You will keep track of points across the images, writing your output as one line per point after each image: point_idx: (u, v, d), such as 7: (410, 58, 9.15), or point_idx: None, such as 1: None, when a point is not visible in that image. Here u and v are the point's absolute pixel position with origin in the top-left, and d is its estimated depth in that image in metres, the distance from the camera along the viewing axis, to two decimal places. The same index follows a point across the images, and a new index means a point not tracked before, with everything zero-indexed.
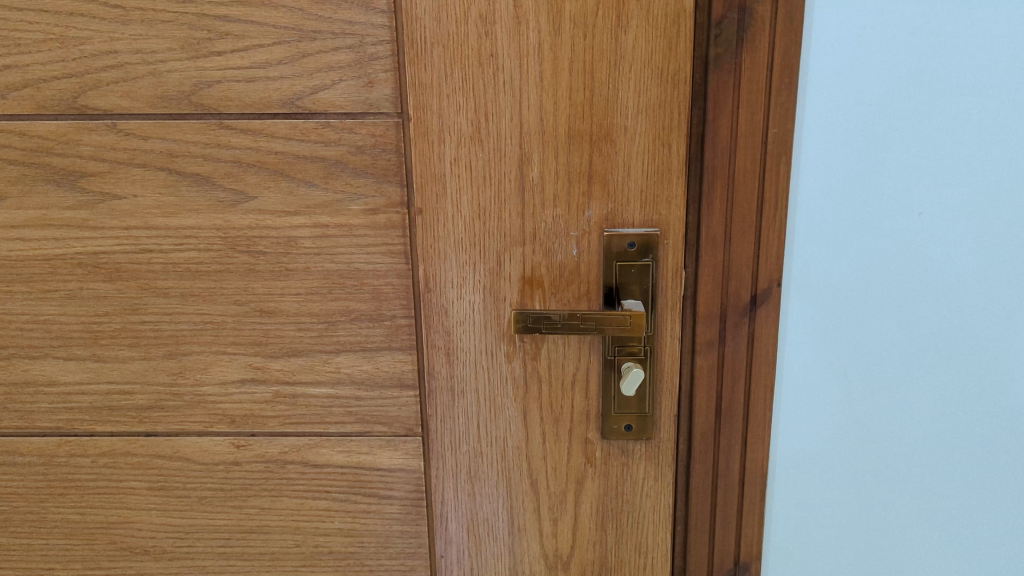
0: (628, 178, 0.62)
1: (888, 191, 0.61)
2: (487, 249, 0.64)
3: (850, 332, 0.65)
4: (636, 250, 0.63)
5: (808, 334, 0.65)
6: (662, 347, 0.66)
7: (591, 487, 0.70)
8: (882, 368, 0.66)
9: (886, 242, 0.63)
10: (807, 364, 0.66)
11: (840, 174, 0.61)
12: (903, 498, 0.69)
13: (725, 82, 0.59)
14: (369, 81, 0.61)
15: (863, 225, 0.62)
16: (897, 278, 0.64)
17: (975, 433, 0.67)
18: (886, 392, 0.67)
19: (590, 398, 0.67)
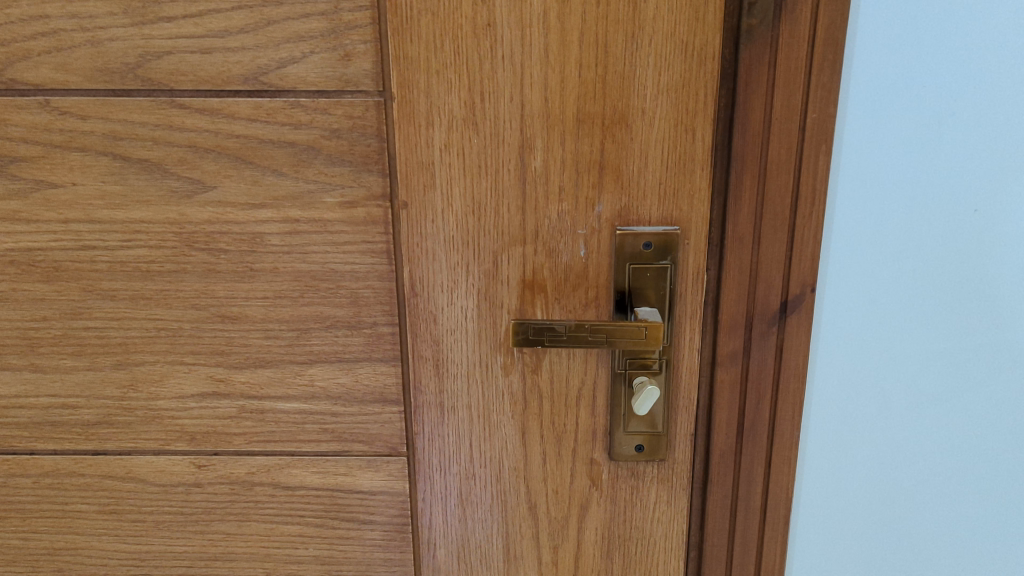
0: (644, 168, 0.53)
1: (939, 189, 0.54)
2: (481, 248, 0.56)
3: (889, 342, 0.58)
4: (653, 251, 0.55)
5: (841, 346, 0.58)
6: (680, 359, 0.58)
7: (596, 511, 0.62)
8: (924, 380, 0.59)
9: (933, 246, 0.56)
10: (839, 379, 0.59)
11: (884, 168, 0.54)
12: (942, 527, 0.63)
13: (760, 58, 0.51)
14: (344, 54, 0.52)
15: (907, 227, 0.55)
16: (945, 286, 0.57)
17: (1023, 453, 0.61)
18: (925, 411, 0.60)
19: (597, 415, 0.60)
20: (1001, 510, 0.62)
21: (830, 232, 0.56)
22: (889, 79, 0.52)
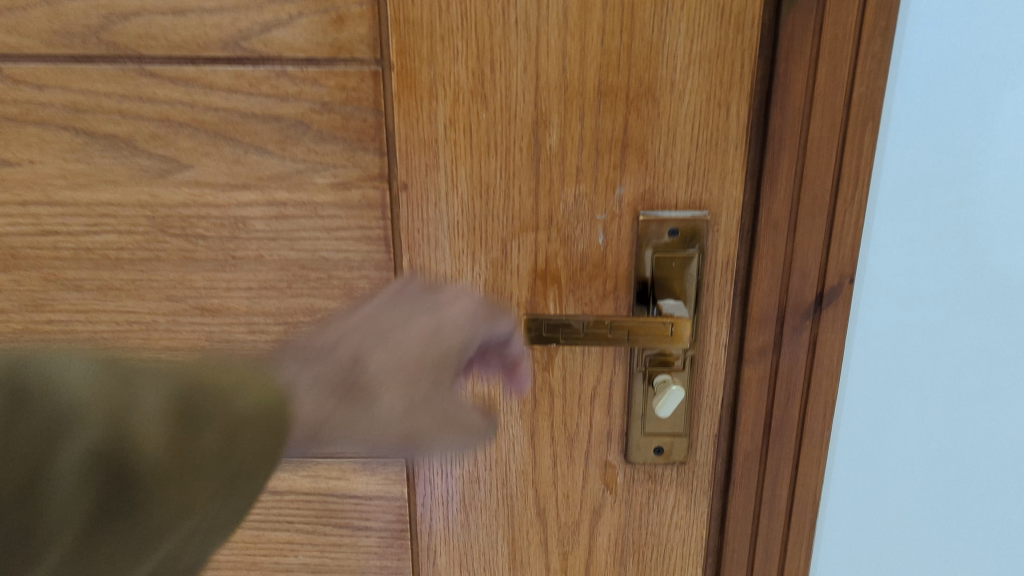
0: (672, 147, 0.48)
1: (993, 177, 0.50)
2: (489, 235, 0.50)
3: (931, 336, 0.54)
4: (679, 239, 0.50)
5: (879, 346, 0.54)
6: (704, 355, 0.53)
7: (609, 516, 0.58)
8: (965, 378, 0.55)
9: (983, 236, 0.51)
10: (875, 381, 0.55)
11: (934, 156, 0.49)
12: (979, 537, 0.59)
13: (804, 23, 0.45)
14: (337, 17, 0.46)
15: (955, 220, 0.51)
16: (994, 278, 0.52)
17: None
18: (966, 416, 0.56)
19: (613, 416, 0.55)
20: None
21: (872, 225, 0.51)
22: (944, 57, 0.47)
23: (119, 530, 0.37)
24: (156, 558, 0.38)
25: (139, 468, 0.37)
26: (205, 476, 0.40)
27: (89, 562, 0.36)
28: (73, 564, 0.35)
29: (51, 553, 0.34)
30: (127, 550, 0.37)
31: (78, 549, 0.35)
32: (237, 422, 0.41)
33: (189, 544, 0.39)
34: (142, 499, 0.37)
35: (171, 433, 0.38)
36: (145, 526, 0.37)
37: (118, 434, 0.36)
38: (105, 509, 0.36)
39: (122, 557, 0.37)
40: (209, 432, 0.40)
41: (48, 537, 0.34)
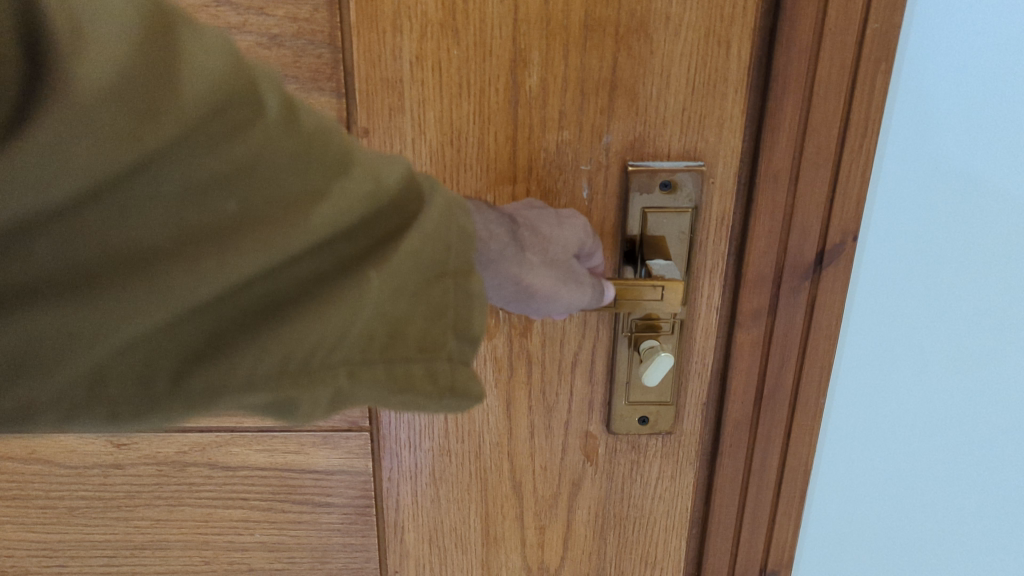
0: (665, 90, 0.43)
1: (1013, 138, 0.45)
2: (460, 186, 0.45)
3: (933, 296, 0.50)
4: (671, 193, 0.45)
5: (880, 312, 0.50)
6: (694, 319, 0.49)
7: (589, 488, 0.54)
8: (969, 342, 0.51)
9: (998, 189, 0.47)
10: (873, 349, 0.52)
11: (953, 111, 0.45)
12: (964, 513, 0.57)
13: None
14: None
15: (970, 183, 0.46)
16: (1007, 238, 0.48)
17: None
18: (966, 389, 0.53)
19: (595, 383, 0.51)
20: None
21: (881, 184, 0.47)
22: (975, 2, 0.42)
23: (370, 361, 0.30)
24: (390, 399, 0.31)
25: (380, 285, 0.30)
26: (439, 328, 0.32)
27: (334, 381, 0.29)
28: (299, 381, 0.28)
29: (320, 333, 0.28)
30: (372, 375, 0.30)
31: (299, 363, 0.28)
32: (464, 255, 0.32)
33: (447, 374, 0.32)
34: (384, 306, 0.30)
35: (421, 265, 0.31)
36: (391, 356, 0.31)
37: (378, 209, 0.30)
38: (375, 337, 0.30)
39: (356, 403, 0.30)
40: (449, 276, 0.32)
41: (310, 342, 0.28)
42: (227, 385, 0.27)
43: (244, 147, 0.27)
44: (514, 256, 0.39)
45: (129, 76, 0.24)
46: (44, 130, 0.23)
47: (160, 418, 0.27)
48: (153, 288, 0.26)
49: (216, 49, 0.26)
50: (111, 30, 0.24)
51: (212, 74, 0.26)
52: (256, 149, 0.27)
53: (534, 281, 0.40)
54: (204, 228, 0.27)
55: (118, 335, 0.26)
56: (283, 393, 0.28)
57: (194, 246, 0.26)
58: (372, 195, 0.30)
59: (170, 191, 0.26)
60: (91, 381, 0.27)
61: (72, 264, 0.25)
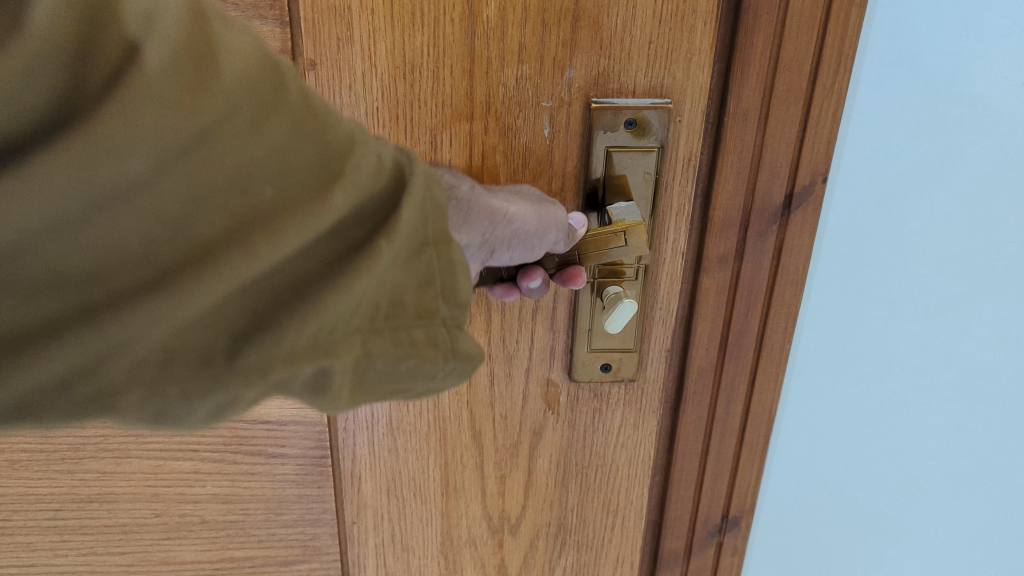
0: (632, 22, 0.41)
1: (1004, 79, 0.43)
2: (414, 123, 0.43)
3: (903, 243, 0.49)
4: (637, 131, 0.43)
5: (850, 254, 0.50)
6: (659, 264, 0.48)
7: (551, 437, 0.53)
8: (937, 288, 0.50)
9: (973, 133, 0.45)
10: (842, 291, 0.51)
11: (937, 47, 0.43)
12: (932, 457, 0.57)
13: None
14: None
15: (952, 126, 0.45)
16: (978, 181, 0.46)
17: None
18: (931, 335, 0.52)
19: (556, 330, 0.50)
20: (1003, 446, 0.56)
21: (855, 120, 0.45)
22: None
23: (378, 329, 0.30)
24: (400, 368, 0.30)
25: (391, 253, 0.29)
26: (432, 295, 0.31)
27: (352, 350, 0.29)
28: (328, 351, 0.28)
29: (346, 305, 0.28)
30: (384, 345, 0.30)
31: (327, 335, 0.28)
32: (440, 223, 0.31)
33: (446, 338, 0.32)
34: (387, 278, 0.30)
35: (418, 234, 0.30)
36: (396, 325, 0.30)
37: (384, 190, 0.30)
38: (379, 307, 0.30)
39: (373, 378, 0.30)
40: (432, 247, 0.31)
41: (338, 313, 0.28)
42: (274, 360, 0.27)
43: (280, 130, 0.27)
44: (482, 196, 0.38)
45: (180, 64, 0.24)
46: (117, 112, 0.23)
47: (220, 399, 0.27)
48: (210, 266, 0.25)
49: (247, 41, 0.27)
50: (164, 25, 0.24)
51: (241, 61, 0.26)
52: (291, 133, 0.27)
53: (513, 211, 0.38)
54: (248, 206, 0.26)
55: (180, 318, 0.25)
56: (317, 364, 0.28)
57: (239, 229, 0.26)
58: (376, 174, 0.29)
59: (218, 171, 0.25)
60: (157, 364, 0.26)
61: (134, 247, 0.25)
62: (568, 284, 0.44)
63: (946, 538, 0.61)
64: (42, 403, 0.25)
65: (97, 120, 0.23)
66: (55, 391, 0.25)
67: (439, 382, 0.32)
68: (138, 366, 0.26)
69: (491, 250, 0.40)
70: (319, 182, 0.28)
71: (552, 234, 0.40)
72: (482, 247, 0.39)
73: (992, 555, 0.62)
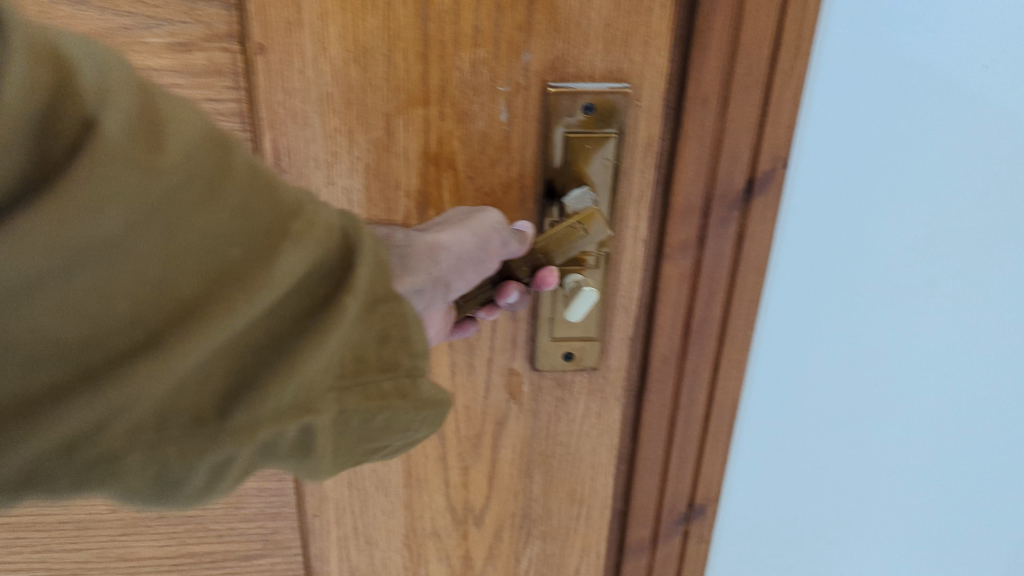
0: (588, 4, 0.40)
1: (963, 68, 0.43)
2: (368, 109, 0.42)
3: (865, 232, 0.49)
4: (595, 116, 0.42)
5: (812, 244, 0.49)
6: (620, 251, 0.47)
7: (514, 427, 0.53)
8: (897, 275, 0.50)
9: (932, 119, 0.45)
10: (805, 281, 0.50)
11: (898, 34, 0.42)
12: (891, 442, 0.58)
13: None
14: None
15: (912, 114, 0.45)
16: (937, 166, 0.46)
17: (990, 351, 0.53)
18: (893, 323, 0.52)
19: (518, 319, 0.49)
20: (959, 429, 0.57)
21: (817, 109, 0.44)
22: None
23: (347, 386, 0.30)
24: (371, 422, 0.31)
25: (359, 310, 0.29)
26: (391, 349, 0.31)
27: (329, 407, 0.29)
28: (309, 409, 0.29)
29: (323, 362, 0.28)
30: (356, 401, 0.30)
31: (306, 393, 0.28)
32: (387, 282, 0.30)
33: (412, 388, 0.32)
34: (357, 335, 0.30)
35: (372, 290, 0.30)
36: (365, 380, 0.30)
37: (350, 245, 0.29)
38: (347, 365, 0.30)
39: (348, 434, 0.31)
40: (382, 303, 0.30)
41: (315, 371, 0.28)
42: (260, 418, 0.27)
43: (243, 189, 0.27)
44: (417, 236, 0.36)
45: (145, 131, 0.24)
46: (91, 174, 0.22)
47: (216, 458, 0.27)
48: (197, 325, 0.25)
49: (187, 108, 0.26)
50: (118, 93, 0.24)
51: (196, 127, 0.26)
52: (255, 192, 0.27)
53: (450, 240, 0.36)
54: (226, 266, 0.26)
55: (175, 375, 0.25)
56: (298, 423, 0.28)
57: (221, 289, 0.26)
58: (331, 230, 0.29)
59: (194, 235, 0.25)
60: (154, 427, 0.26)
61: (127, 310, 0.24)
62: (542, 287, 0.43)
63: (905, 520, 0.62)
64: (47, 477, 0.24)
65: (65, 182, 0.22)
66: (58, 458, 0.24)
67: (412, 434, 0.33)
68: (137, 430, 0.26)
69: (446, 285, 0.38)
70: (287, 237, 0.27)
71: (496, 240, 0.38)
72: (437, 285, 0.37)
73: (947, 534, 0.63)
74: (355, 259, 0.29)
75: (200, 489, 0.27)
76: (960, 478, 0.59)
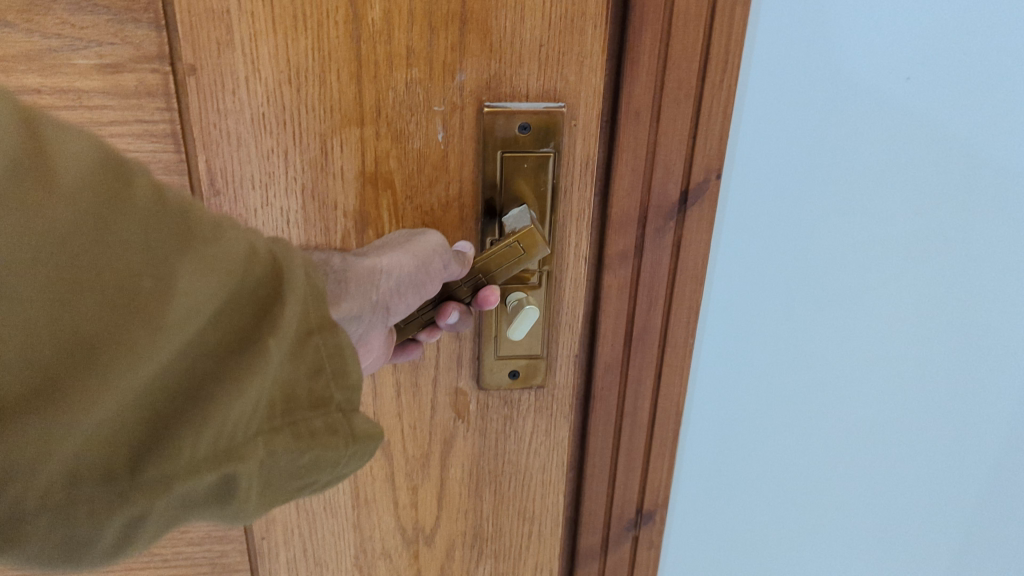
0: (520, 24, 0.40)
1: (889, 76, 0.44)
2: (303, 129, 0.42)
3: (799, 239, 0.49)
4: (531, 135, 0.42)
5: (747, 247, 0.49)
6: (564, 271, 0.47)
7: (462, 447, 0.52)
8: (833, 281, 0.51)
9: (860, 127, 0.46)
10: (743, 284, 0.51)
11: (825, 38, 0.43)
12: (835, 442, 0.58)
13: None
14: None
15: (842, 119, 0.45)
16: (867, 173, 0.47)
17: (924, 354, 0.54)
18: (830, 328, 0.53)
19: (463, 338, 0.49)
20: (904, 428, 0.58)
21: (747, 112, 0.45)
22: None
23: (276, 426, 0.29)
24: (301, 462, 0.30)
25: (280, 350, 0.28)
26: (325, 383, 0.30)
27: (254, 452, 0.28)
28: (228, 456, 0.27)
29: (242, 405, 0.27)
30: (284, 442, 0.29)
31: (225, 440, 0.27)
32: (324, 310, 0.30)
33: (346, 423, 0.31)
34: (281, 374, 0.29)
35: (303, 324, 0.29)
36: (294, 419, 0.29)
37: (266, 278, 0.28)
38: (275, 404, 0.29)
39: (280, 476, 0.29)
40: (318, 334, 0.29)
41: (234, 416, 0.27)
42: (173, 470, 0.26)
43: (149, 222, 0.26)
44: (355, 259, 0.34)
45: (19, 178, 0.24)
46: None
47: (127, 513, 0.26)
48: (103, 382, 0.24)
49: (78, 138, 0.25)
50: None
51: (83, 167, 0.25)
52: (163, 223, 0.26)
53: (391, 263, 0.35)
54: (137, 313, 0.25)
55: (74, 433, 0.25)
56: (220, 470, 0.27)
57: (116, 335, 0.25)
58: (250, 261, 0.28)
59: (80, 275, 0.25)
60: (63, 486, 0.25)
61: (16, 362, 0.24)
62: (483, 305, 0.43)
63: (849, 521, 0.62)
64: None
65: None
66: None
67: (342, 469, 0.31)
68: (47, 490, 0.25)
69: (386, 309, 0.36)
70: (201, 271, 0.26)
71: (440, 264, 0.37)
72: (376, 310, 0.36)
73: (897, 533, 0.63)
74: (278, 294, 0.28)
75: (111, 548, 0.27)
76: (901, 477, 0.60)
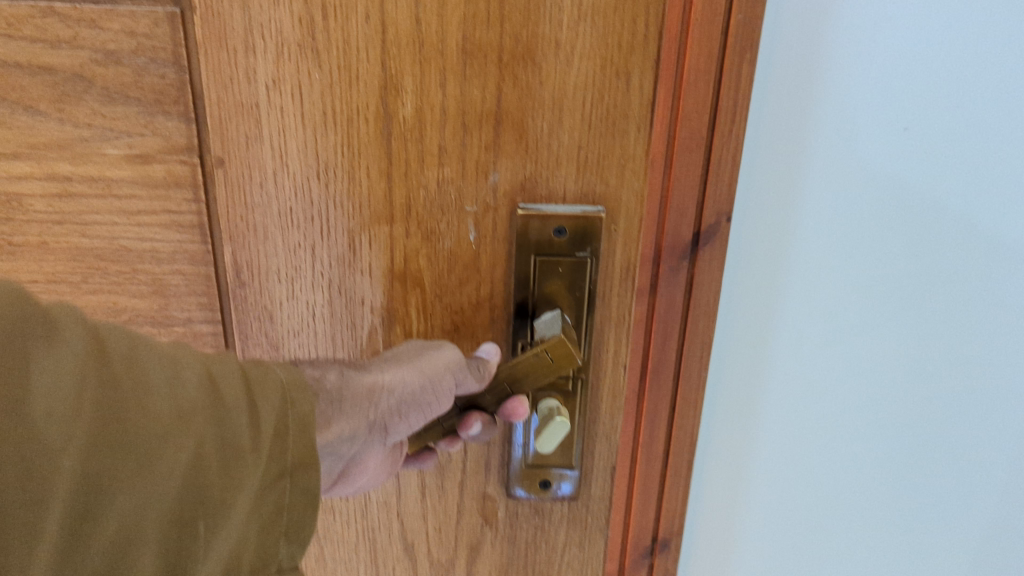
0: (559, 126, 0.38)
1: (890, 146, 0.42)
2: (330, 225, 0.40)
3: (798, 316, 0.46)
4: (567, 239, 0.40)
5: (749, 319, 0.46)
6: (600, 379, 0.44)
7: (489, 554, 0.49)
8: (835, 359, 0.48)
9: (860, 199, 0.43)
10: (740, 360, 0.48)
11: (822, 108, 0.41)
12: (845, 530, 0.54)
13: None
14: None
15: (841, 186, 0.43)
16: (868, 247, 0.44)
17: (934, 440, 0.51)
18: (833, 409, 0.50)
19: (493, 443, 0.46)
20: (930, 505, 0.53)
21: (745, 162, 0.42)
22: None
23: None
24: None
25: (236, 501, 0.29)
26: (276, 533, 0.31)
27: None
28: None
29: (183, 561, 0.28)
30: None
31: None
32: (302, 455, 0.31)
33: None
34: (232, 529, 0.30)
35: (268, 474, 0.30)
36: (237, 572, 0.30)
37: (230, 432, 0.29)
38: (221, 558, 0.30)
39: None
40: (287, 480, 0.31)
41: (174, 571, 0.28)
42: None
43: (57, 398, 0.25)
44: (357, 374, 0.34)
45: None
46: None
47: None
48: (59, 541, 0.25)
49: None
50: None
51: (52, 333, 0.26)
52: (75, 395, 0.26)
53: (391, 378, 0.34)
54: (36, 493, 0.25)
55: None
56: None
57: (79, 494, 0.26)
58: (219, 415, 0.29)
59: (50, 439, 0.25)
60: None
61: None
62: (511, 418, 0.41)
63: None
64: None
65: None
66: None
67: None
68: None
69: (385, 426, 0.35)
70: (164, 430, 0.28)
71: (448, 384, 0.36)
72: (374, 426, 0.35)
73: None
74: (243, 446, 0.29)
75: None
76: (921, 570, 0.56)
